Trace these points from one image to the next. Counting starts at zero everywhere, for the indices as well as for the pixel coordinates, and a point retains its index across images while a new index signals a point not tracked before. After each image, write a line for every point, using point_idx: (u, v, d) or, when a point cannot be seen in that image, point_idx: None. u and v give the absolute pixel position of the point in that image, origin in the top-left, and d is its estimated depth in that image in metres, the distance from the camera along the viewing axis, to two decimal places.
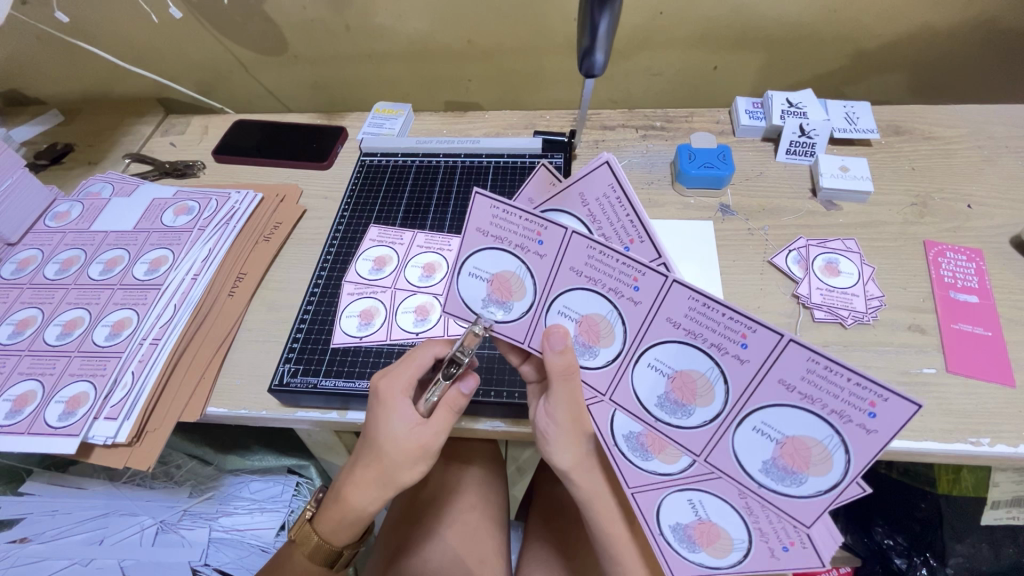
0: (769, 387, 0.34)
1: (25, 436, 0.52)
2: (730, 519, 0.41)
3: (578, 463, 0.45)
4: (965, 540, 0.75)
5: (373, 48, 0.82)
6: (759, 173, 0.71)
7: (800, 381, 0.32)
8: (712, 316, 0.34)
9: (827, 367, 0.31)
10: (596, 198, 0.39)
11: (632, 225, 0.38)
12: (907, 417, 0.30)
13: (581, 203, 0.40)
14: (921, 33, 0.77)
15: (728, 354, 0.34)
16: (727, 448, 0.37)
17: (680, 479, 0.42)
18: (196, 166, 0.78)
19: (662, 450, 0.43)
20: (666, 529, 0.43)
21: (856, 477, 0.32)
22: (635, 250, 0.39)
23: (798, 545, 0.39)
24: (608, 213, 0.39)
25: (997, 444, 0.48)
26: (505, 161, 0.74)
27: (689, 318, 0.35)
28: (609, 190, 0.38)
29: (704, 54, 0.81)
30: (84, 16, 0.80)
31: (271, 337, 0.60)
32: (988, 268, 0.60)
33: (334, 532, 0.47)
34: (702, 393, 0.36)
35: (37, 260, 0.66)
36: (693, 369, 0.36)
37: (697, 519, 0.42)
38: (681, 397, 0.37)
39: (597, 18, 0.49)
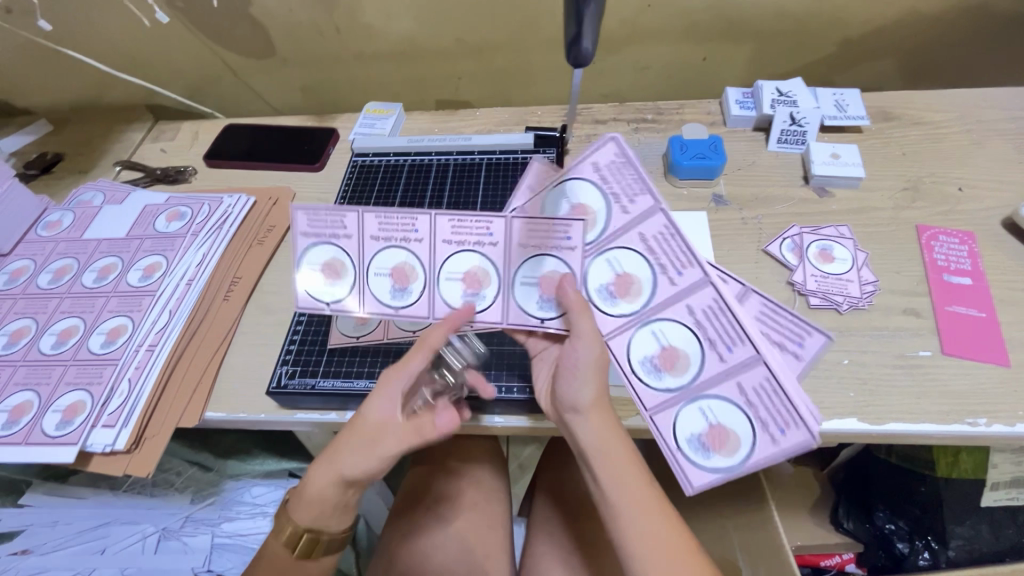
0: (690, 270, 0.45)
1: (21, 447, 0.52)
2: (732, 416, 0.43)
3: (597, 401, 0.45)
4: (965, 522, 0.76)
5: (362, 49, 0.82)
6: (752, 163, 0.71)
7: (677, 254, 0.45)
8: (673, 243, 0.45)
9: (673, 233, 0.45)
10: (607, 164, 0.46)
11: (638, 182, 0.46)
12: (699, 280, 0.45)
13: (593, 170, 0.46)
14: (907, 19, 0.78)
15: (666, 275, 0.46)
16: (663, 324, 0.46)
17: (691, 389, 0.45)
18: (188, 172, 0.78)
19: (674, 366, 0.45)
20: (681, 442, 0.44)
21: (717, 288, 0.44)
22: (638, 206, 0.46)
23: (796, 429, 0.41)
24: (618, 172, 0.46)
25: (994, 424, 0.49)
26: (497, 157, 0.74)
27: (657, 239, 0.45)
28: (616, 157, 0.46)
29: (693, 46, 0.81)
30: (72, 26, 0.80)
31: (267, 340, 0.60)
32: (981, 249, 0.60)
33: (301, 516, 0.46)
34: (632, 291, 0.46)
35: (30, 270, 0.66)
36: (633, 271, 0.46)
37: (708, 425, 0.44)
38: (618, 290, 0.46)
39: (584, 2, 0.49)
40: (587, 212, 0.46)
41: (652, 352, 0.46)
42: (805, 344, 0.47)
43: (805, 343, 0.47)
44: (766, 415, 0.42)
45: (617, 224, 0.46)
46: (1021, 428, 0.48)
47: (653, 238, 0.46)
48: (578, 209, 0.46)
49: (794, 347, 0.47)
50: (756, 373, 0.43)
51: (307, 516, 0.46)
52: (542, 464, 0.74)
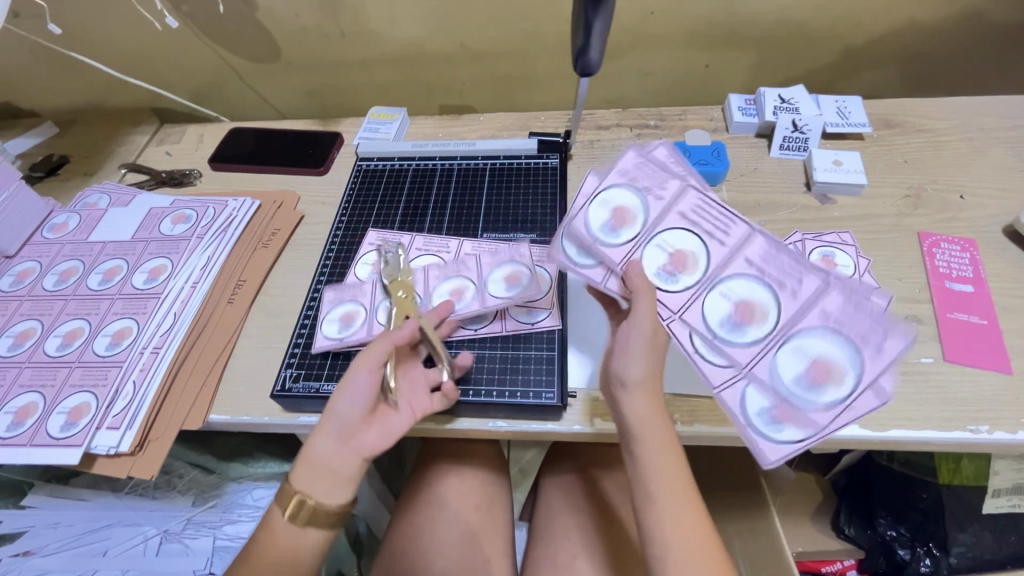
0: (740, 234, 0.45)
1: (26, 449, 0.52)
2: (826, 345, 0.43)
3: (646, 380, 0.43)
4: (967, 530, 0.76)
5: (367, 54, 0.83)
6: (754, 169, 0.71)
7: (715, 223, 0.46)
8: (715, 215, 0.46)
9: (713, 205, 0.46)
10: (633, 166, 0.48)
11: (664, 175, 0.47)
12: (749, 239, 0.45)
13: (620, 174, 0.48)
14: (908, 28, 0.78)
15: (715, 241, 0.46)
16: (717, 294, 0.45)
17: (754, 358, 0.44)
18: (193, 175, 0.78)
19: (752, 318, 0.44)
20: (755, 417, 0.43)
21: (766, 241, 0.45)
22: (672, 194, 0.47)
23: (891, 338, 0.41)
24: (644, 170, 0.48)
25: (996, 431, 0.49)
26: (501, 163, 0.74)
27: (697, 214, 0.46)
28: (642, 158, 0.48)
29: (696, 53, 0.81)
30: (80, 29, 0.81)
31: (271, 343, 0.60)
32: (982, 257, 0.60)
33: (297, 476, 0.46)
34: (688, 268, 0.46)
35: (36, 272, 0.66)
36: (684, 249, 0.46)
37: (806, 363, 0.43)
38: (676, 269, 0.46)
39: (591, 19, 0.50)
40: (628, 211, 0.47)
41: (724, 318, 0.45)
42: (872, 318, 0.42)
43: (883, 340, 0.41)
44: (855, 334, 0.42)
45: (656, 207, 0.47)
46: (1022, 435, 0.48)
47: (694, 216, 0.46)
48: (619, 213, 0.47)
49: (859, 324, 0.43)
50: (814, 315, 0.43)
51: (302, 476, 0.46)
52: (544, 469, 0.74)
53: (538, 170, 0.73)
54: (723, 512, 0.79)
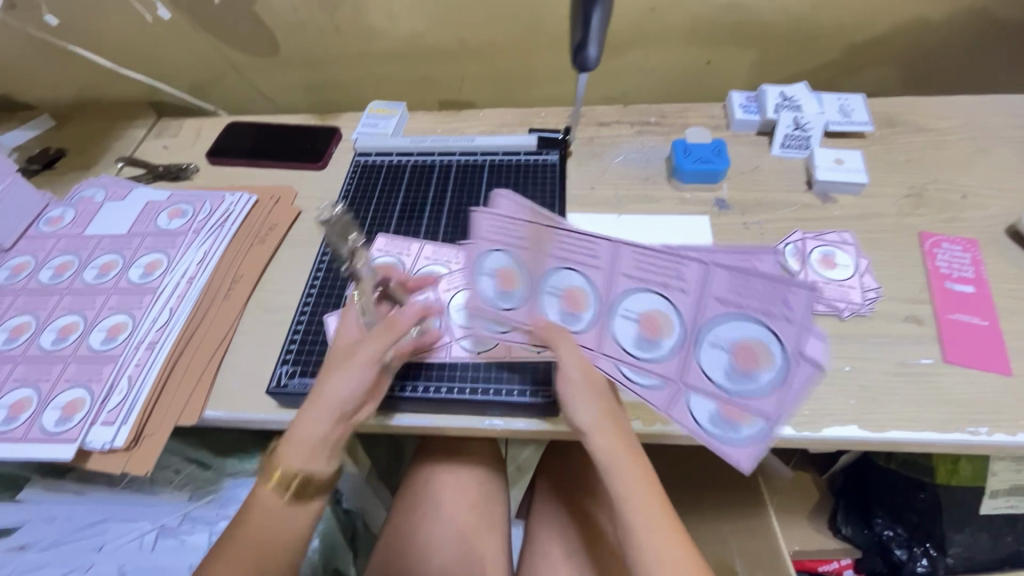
0: (617, 255, 0.43)
1: (20, 443, 0.51)
2: (737, 328, 0.42)
3: (599, 419, 0.46)
4: (964, 530, 0.76)
5: (365, 48, 0.82)
6: (755, 167, 0.71)
7: (587, 252, 0.44)
8: (577, 241, 0.43)
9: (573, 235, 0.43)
10: (486, 227, 0.45)
11: (512, 225, 0.44)
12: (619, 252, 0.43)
13: (480, 238, 0.45)
14: (911, 25, 0.78)
15: (593, 268, 0.44)
16: (617, 322, 0.46)
17: (674, 369, 0.45)
18: (190, 169, 0.78)
19: (659, 329, 0.44)
20: (703, 423, 0.44)
21: (637, 251, 0.43)
22: (533, 238, 0.44)
23: (794, 294, 0.39)
24: (502, 228, 0.44)
25: (996, 433, 0.48)
26: (500, 159, 0.74)
27: (564, 248, 0.44)
28: (491, 217, 0.44)
29: (697, 50, 0.81)
30: (77, 21, 0.81)
31: (267, 339, 0.60)
32: (984, 258, 0.60)
33: (287, 452, 0.47)
34: (582, 302, 0.46)
35: (31, 266, 0.66)
36: (574, 286, 0.46)
37: (728, 351, 0.43)
38: (573, 307, 0.46)
39: (590, 11, 0.50)
40: (510, 273, 0.46)
41: (631, 341, 0.45)
42: (788, 292, 0.39)
43: (790, 297, 0.39)
44: (758, 306, 0.41)
45: (528, 261, 0.45)
46: (1022, 437, 0.48)
47: (565, 248, 0.44)
48: (504, 277, 0.46)
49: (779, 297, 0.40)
50: (717, 309, 0.42)
51: (293, 454, 0.46)
52: (540, 466, 0.74)
53: (537, 167, 0.72)
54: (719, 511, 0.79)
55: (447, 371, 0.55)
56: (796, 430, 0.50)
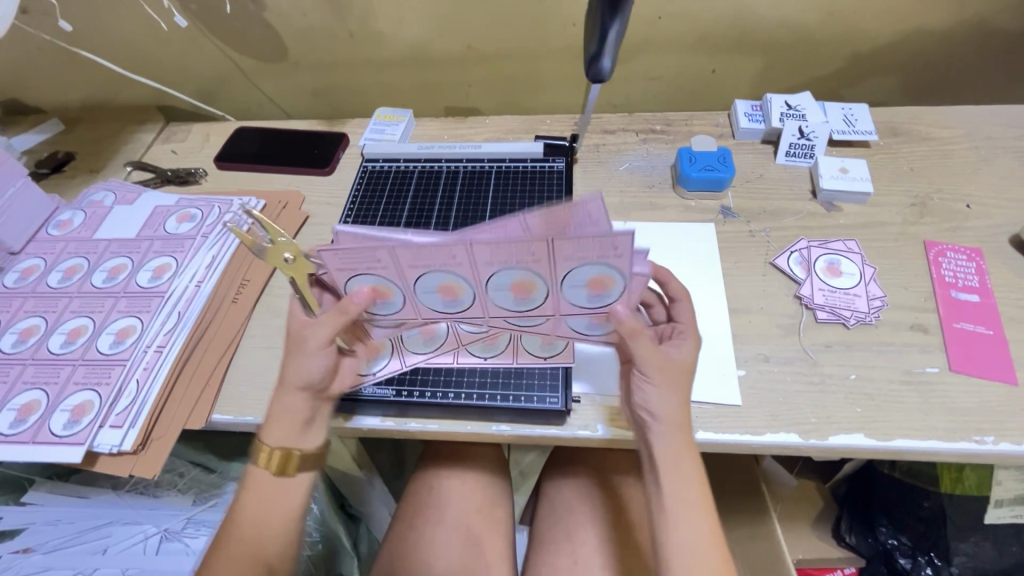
0: (452, 249, 0.38)
1: (28, 446, 0.52)
2: (589, 270, 0.40)
3: (676, 416, 0.45)
4: (969, 539, 0.75)
5: (373, 55, 0.83)
6: (760, 175, 0.71)
7: (435, 255, 0.39)
8: (427, 250, 0.39)
9: (414, 248, 0.39)
10: (335, 262, 0.40)
11: (367, 255, 0.39)
12: (464, 249, 0.38)
13: (337, 272, 0.42)
14: (915, 36, 0.78)
15: (456, 266, 0.40)
16: (494, 293, 0.43)
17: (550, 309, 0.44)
18: (198, 174, 0.78)
19: (528, 290, 0.42)
20: (583, 330, 0.48)
21: (467, 241, 0.38)
22: (395, 259, 0.40)
23: (618, 237, 0.37)
24: (350, 257, 0.40)
25: (1002, 442, 0.49)
26: (506, 165, 0.74)
27: (417, 260, 0.40)
28: (332, 255, 0.40)
29: (702, 59, 0.81)
30: (88, 27, 0.81)
31: (274, 344, 0.60)
32: (988, 267, 0.60)
33: (272, 436, 0.47)
34: (455, 290, 0.43)
35: (40, 269, 0.66)
36: (443, 283, 0.42)
37: (585, 287, 0.42)
38: (449, 297, 0.43)
39: (607, 25, 0.51)
40: (382, 288, 0.43)
41: (509, 305, 0.44)
42: (617, 237, 0.37)
43: (617, 239, 0.37)
44: (597, 252, 0.38)
45: (388, 271, 0.41)
46: None
47: (417, 259, 0.40)
48: (376, 292, 0.44)
49: (612, 245, 0.37)
50: (568, 265, 0.40)
51: (274, 433, 0.47)
52: (545, 472, 0.74)
53: (543, 173, 0.73)
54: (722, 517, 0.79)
55: (454, 376, 0.55)
56: (803, 438, 0.50)
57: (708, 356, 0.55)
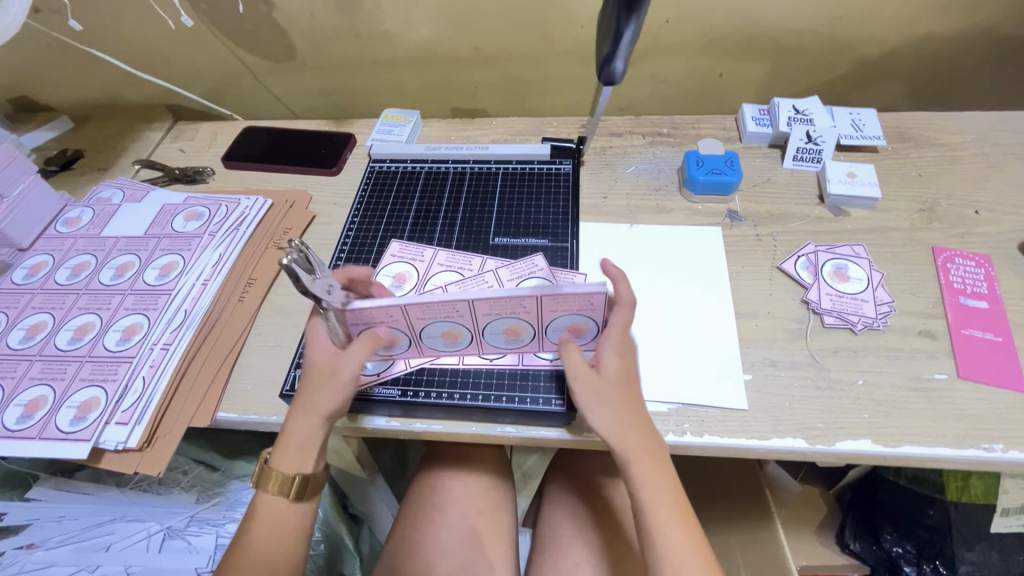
0: (457, 307, 0.44)
1: (35, 442, 0.52)
2: (568, 321, 0.48)
3: (617, 417, 0.44)
4: (975, 548, 0.75)
5: (381, 56, 0.83)
6: (767, 179, 0.71)
7: (436, 310, 0.45)
8: (432, 307, 0.44)
9: (421, 306, 0.44)
10: (346, 317, 0.46)
11: (380, 312, 0.45)
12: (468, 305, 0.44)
13: (345, 323, 0.47)
14: (925, 41, 0.78)
15: (456, 316, 0.46)
16: (489, 331, 0.50)
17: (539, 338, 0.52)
18: (205, 173, 0.79)
19: (519, 330, 0.50)
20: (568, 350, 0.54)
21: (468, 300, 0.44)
22: (404, 313, 0.45)
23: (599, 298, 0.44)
24: (361, 316, 0.46)
25: (1010, 450, 0.48)
26: (514, 167, 0.74)
27: (422, 314, 0.46)
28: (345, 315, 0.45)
29: (710, 62, 0.81)
30: (98, 25, 0.82)
31: (280, 343, 0.60)
32: (998, 273, 0.60)
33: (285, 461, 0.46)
34: (455, 332, 0.50)
35: (49, 266, 0.67)
36: (444, 327, 0.49)
37: (570, 329, 0.49)
38: (450, 336, 0.51)
39: (622, 28, 0.51)
40: (392, 334, 0.49)
41: (500, 341, 0.52)
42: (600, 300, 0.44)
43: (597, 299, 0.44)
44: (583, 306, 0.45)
45: (402, 320, 0.47)
46: None
47: (423, 313, 0.45)
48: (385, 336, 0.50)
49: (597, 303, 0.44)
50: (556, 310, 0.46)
51: (288, 461, 0.46)
52: (549, 474, 0.74)
53: (550, 175, 0.73)
54: (726, 522, 0.78)
55: (460, 378, 0.55)
56: (809, 444, 0.49)
57: (715, 360, 0.55)
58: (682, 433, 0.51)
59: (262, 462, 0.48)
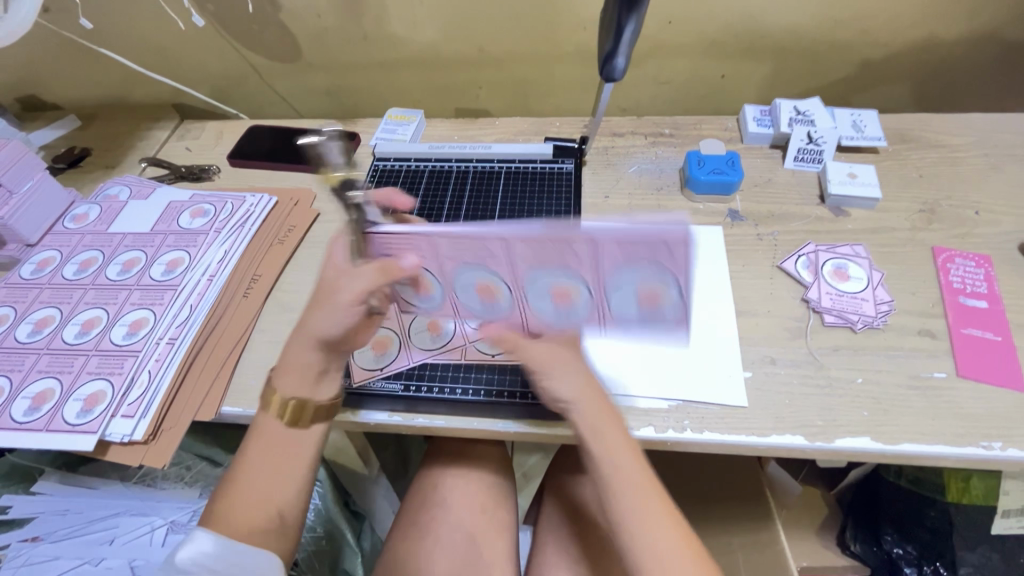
0: (495, 245, 0.44)
1: (42, 434, 0.52)
2: (629, 280, 0.44)
3: (576, 392, 0.48)
4: (977, 549, 0.74)
5: (386, 56, 0.84)
6: (768, 179, 0.72)
7: (467, 248, 0.45)
8: (464, 243, 0.45)
9: (455, 239, 0.45)
10: (387, 246, 0.48)
11: (417, 240, 0.46)
12: (502, 244, 0.43)
13: (386, 252, 0.48)
14: (926, 43, 0.79)
15: (490, 262, 0.46)
16: (531, 294, 0.48)
17: (591, 304, 0.47)
18: (212, 170, 0.80)
19: (566, 296, 0.47)
20: (628, 325, 0.49)
21: (500, 234, 0.42)
22: (440, 247, 0.46)
23: (659, 239, 0.40)
24: (395, 243, 0.47)
25: (1009, 448, 0.48)
26: (516, 167, 0.75)
27: (455, 251, 0.46)
28: (387, 239, 0.47)
29: (712, 63, 0.82)
30: (107, 25, 0.83)
31: (283, 338, 0.61)
32: (997, 274, 0.60)
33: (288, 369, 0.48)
34: (494, 288, 0.48)
35: (56, 261, 0.67)
36: (482, 278, 0.48)
37: (634, 297, 0.46)
38: (488, 294, 0.49)
39: (624, 22, 0.52)
40: (423, 280, 0.50)
41: (550, 310, 0.49)
42: (661, 245, 0.41)
43: (659, 249, 0.41)
44: (636, 254, 0.42)
45: (435, 258, 0.47)
46: None
47: (455, 250, 0.46)
48: (422, 285, 0.51)
49: (654, 254, 0.42)
50: (603, 257, 0.42)
51: (288, 383, 0.48)
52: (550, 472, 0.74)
53: (552, 175, 0.73)
54: (727, 522, 0.78)
55: (461, 373, 0.55)
56: (808, 441, 0.50)
57: (715, 357, 0.56)
58: (681, 429, 0.51)
59: (264, 385, 0.49)
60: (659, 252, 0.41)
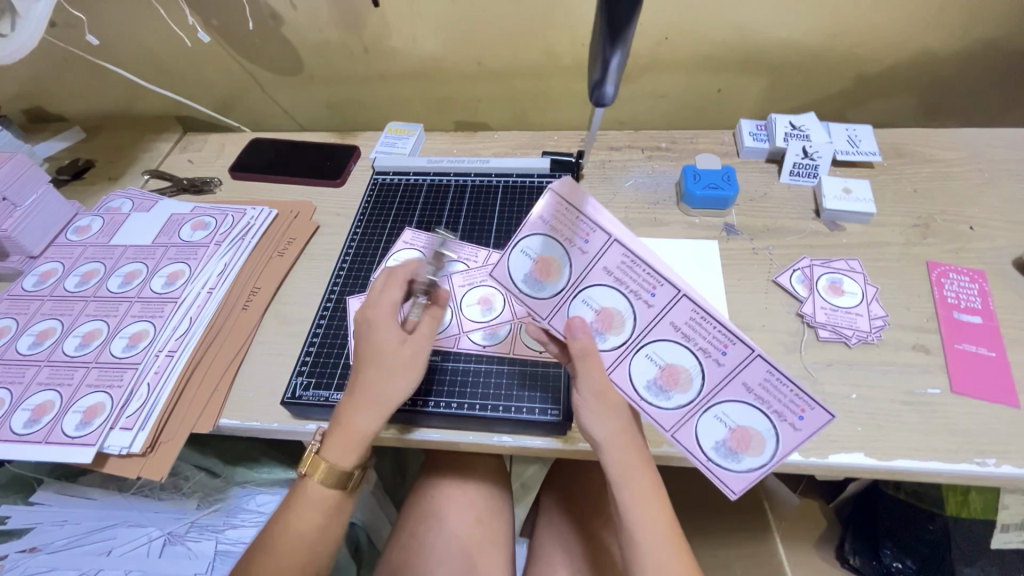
0: (677, 302, 0.44)
1: (42, 446, 0.53)
2: (745, 412, 0.45)
3: (613, 436, 0.45)
4: (976, 564, 0.74)
5: (387, 70, 0.85)
6: (764, 193, 0.72)
7: (621, 271, 0.45)
8: (637, 270, 0.44)
9: (632, 261, 0.44)
10: (555, 217, 0.45)
11: (594, 231, 0.44)
12: (671, 297, 0.44)
13: (544, 226, 0.45)
14: (920, 59, 0.79)
15: (641, 300, 0.45)
16: (647, 352, 0.46)
17: (701, 402, 0.46)
18: (213, 183, 0.81)
19: (677, 382, 0.46)
20: (708, 450, 0.46)
21: (683, 293, 0.44)
22: (607, 258, 0.44)
23: (810, 412, 0.43)
24: (565, 217, 0.44)
25: (1003, 464, 0.49)
26: (514, 180, 0.76)
27: (619, 267, 0.44)
28: (564, 211, 0.44)
29: (708, 78, 0.83)
30: (112, 39, 0.84)
31: (282, 351, 0.61)
32: (991, 288, 0.60)
33: (356, 418, 0.48)
34: (616, 324, 0.46)
35: (58, 273, 0.68)
36: (613, 305, 0.46)
37: (728, 429, 0.45)
38: (602, 326, 0.47)
39: (609, 55, 0.52)
40: (552, 263, 0.46)
41: (648, 381, 0.46)
42: (806, 416, 0.43)
43: (805, 415, 0.43)
44: (776, 401, 0.44)
45: (580, 266, 0.45)
46: None
47: (617, 269, 0.45)
48: (542, 267, 0.46)
49: (795, 416, 0.43)
50: (750, 371, 0.44)
51: (365, 417, 0.48)
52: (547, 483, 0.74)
53: None
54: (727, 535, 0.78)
55: (457, 385, 0.56)
56: (802, 457, 0.50)
57: None
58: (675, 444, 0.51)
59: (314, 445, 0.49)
60: (798, 423, 0.44)
